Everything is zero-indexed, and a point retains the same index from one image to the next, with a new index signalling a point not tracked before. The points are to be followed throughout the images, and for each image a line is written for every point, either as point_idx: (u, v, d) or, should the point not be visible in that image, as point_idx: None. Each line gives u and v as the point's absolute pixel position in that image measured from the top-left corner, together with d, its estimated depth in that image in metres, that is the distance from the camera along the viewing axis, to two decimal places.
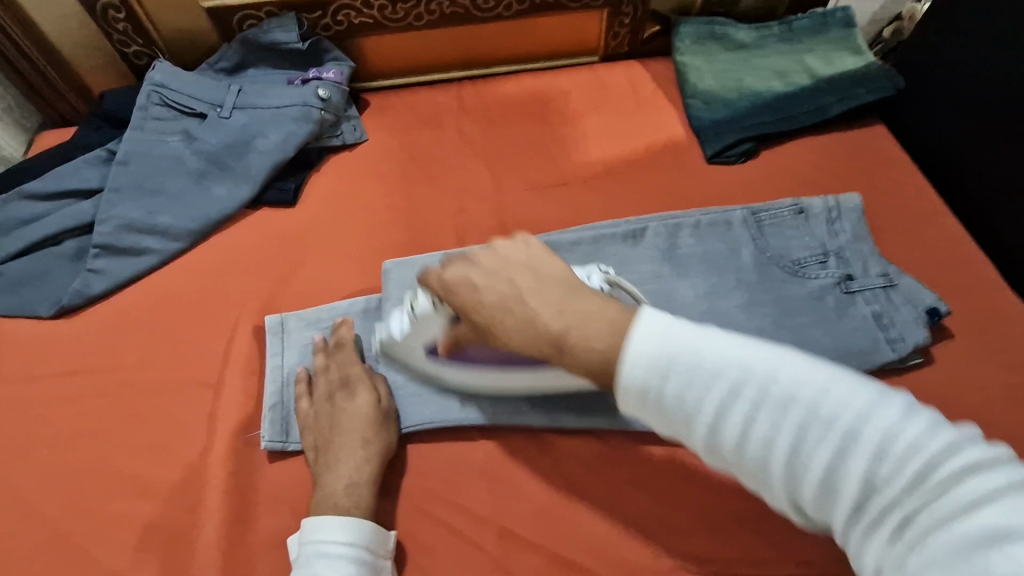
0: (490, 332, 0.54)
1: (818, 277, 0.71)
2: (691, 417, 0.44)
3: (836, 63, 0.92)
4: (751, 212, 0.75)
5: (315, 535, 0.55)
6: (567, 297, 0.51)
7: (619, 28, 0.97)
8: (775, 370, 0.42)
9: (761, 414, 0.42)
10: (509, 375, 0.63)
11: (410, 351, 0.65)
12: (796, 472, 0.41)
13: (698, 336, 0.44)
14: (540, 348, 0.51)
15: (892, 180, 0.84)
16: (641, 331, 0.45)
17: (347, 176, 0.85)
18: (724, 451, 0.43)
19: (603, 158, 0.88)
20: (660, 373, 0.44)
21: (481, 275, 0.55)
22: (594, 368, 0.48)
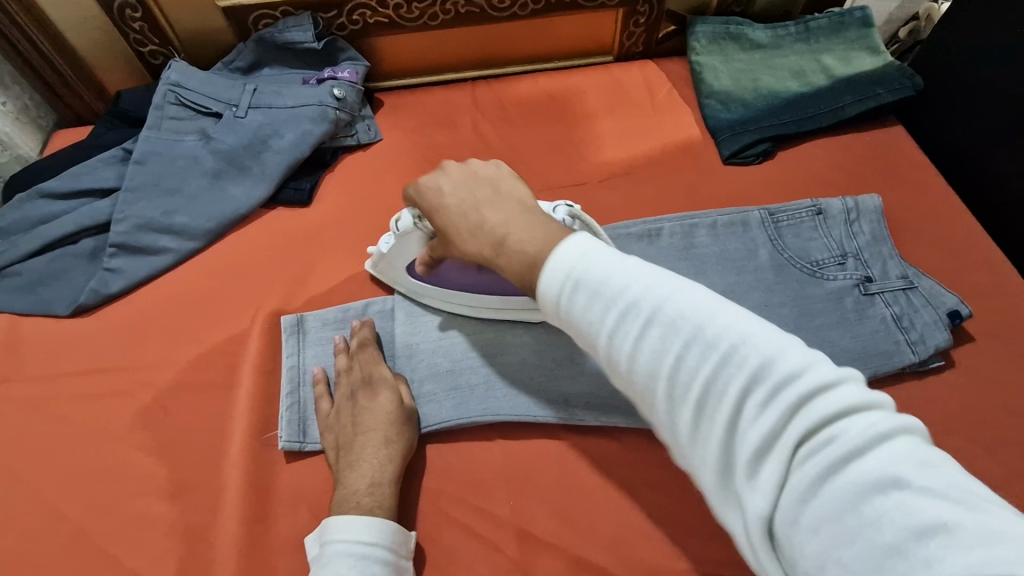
0: (446, 236, 0.57)
1: (836, 277, 0.70)
2: (592, 328, 0.44)
3: (854, 63, 0.92)
4: (768, 212, 0.75)
5: (340, 535, 0.54)
6: (518, 209, 0.54)
7: (634, 28, 0.96)
8: (677, 294, 0.42)
9: (654, 332, 0.42)
10: (479, 299, 0.69)
11: (391, 265, 0.69)
12: (678, 397, 0.40)
13: (613, 261, 0.45)
14: (483, 251, 0.53)
15: (910, 181, 0.83)
16: (564, 249, 0.46)
17: (362, 176, 0.85)
18: (618, 371, 0.43)
19: (618, 158, 0.88)
20: (571, 289, 0.45)
21: (450, 184, 0.57)
22: (521, 265, 0.50)
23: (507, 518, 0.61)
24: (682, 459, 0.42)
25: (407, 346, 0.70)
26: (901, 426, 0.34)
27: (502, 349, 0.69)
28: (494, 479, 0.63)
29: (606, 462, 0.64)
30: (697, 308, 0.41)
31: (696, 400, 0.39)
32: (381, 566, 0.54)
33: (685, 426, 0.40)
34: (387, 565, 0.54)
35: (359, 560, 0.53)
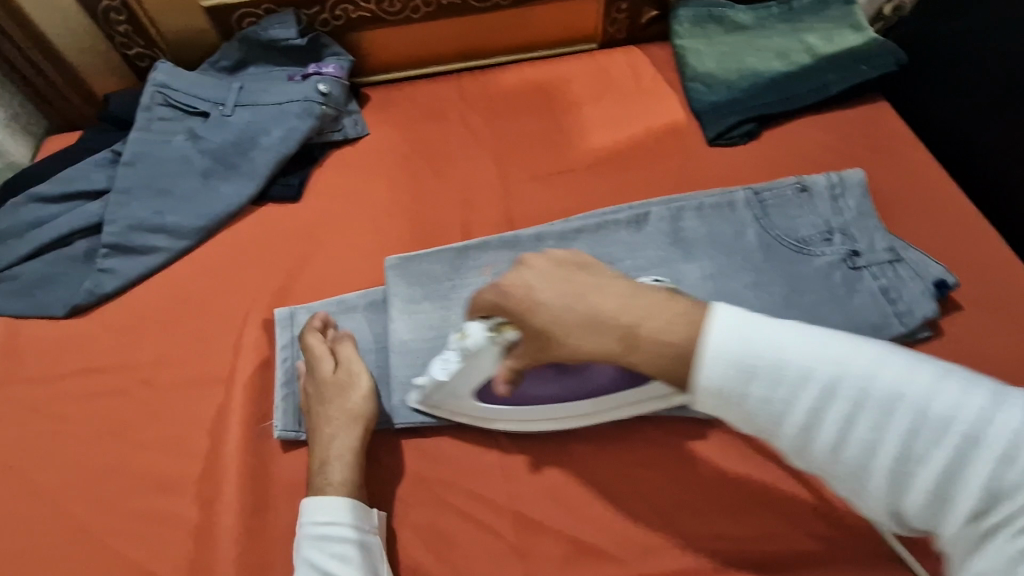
0: (546, 336, 0.52)
1: (824, 254, 0.71)
2: (780, 417, 0.46)
3: (837, 41, 0.90)
4: (754, 192, 0.75)
5: (301, 519, 0.57)
6: (628, 292, 0.51)
7: (617, 14, 0.97)
8: (876, 373, 0.44)
9: (865, 417, 0.43)
10: (567, 407, 0.63)
11: (455, 395, 0.61)
12: (903, 479, 0.43)
13: (791, 343, 0.46)
14: (610, 347, 0.50)
15: (897, 156, 0.83)
16: (721, 332, 0.46)
17: (351, 171, 0.86)
18: (819, 453, 0.45)
19: (605, 144, 0.88)
20: (744, 375, 0.46)
21: (540, 279, 0.53)
22: (664, 359, 0.48)
23: (504, 501, 0.62)
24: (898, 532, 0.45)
25: (401, 341, 0.68)
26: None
27: None
28: (490, 464, 0.64)
29: (601, 443, 0.65)
30: (910, 386, 0.43)
31: (927, 482, 0.41)
32: (353, 545, 0.56)
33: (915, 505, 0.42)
34: (359, 544, 0.56)
35: (331, 539, 0.56)
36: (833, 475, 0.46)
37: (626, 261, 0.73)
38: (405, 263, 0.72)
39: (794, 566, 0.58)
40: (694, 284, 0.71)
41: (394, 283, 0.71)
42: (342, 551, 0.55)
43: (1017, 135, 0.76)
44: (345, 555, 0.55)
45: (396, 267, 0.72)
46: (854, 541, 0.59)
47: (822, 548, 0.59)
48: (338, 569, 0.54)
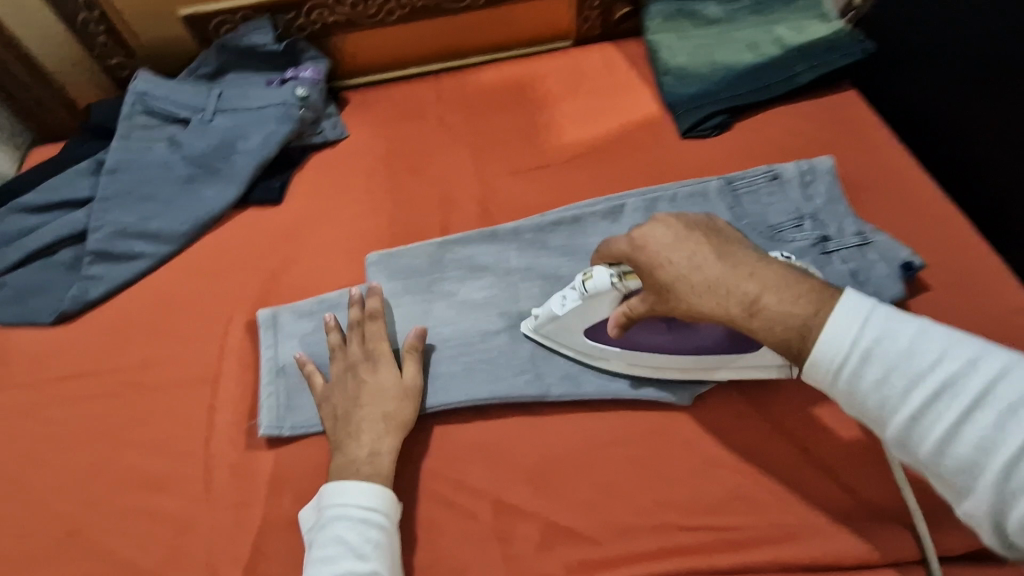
0: (669, 292, 0.56)
1: (794, 239, 0.72)
2: (887, 404, 0.45)
3: (807, 31, 0.92)
4: (727, 180, 0.77)
5: (336, 499, 0.56)
6: (757, 265, 0.54)
7: (590, 11, 0.98)
8: (1006, 375, 0.41)
9: (987, 417, 0.41)
10: (670, 360, 0.65)
11: (569, 332, 0.65)
12: (1022, 492, 0.39)
13: (914, 334, 0.45)
14: (727, 310, 0.54)
15: (865, 142, 0.85)
16: (843, 314, 0.48)
17: (332, 173, 0.87)
18: (931, 453, 0.43)
19: (582, 139, 0.89)
20: (859, 358, 0.47)
21: (674, 238, 0.56)
22: (785, 328, 0.52)
23: (485, 489, 0.63)
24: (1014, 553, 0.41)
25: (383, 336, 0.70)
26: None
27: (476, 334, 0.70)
28: (472, 454, 0.65)
29: (579, 429, 0.66)
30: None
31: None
32: (381, 533, 0.55)
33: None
34: (386, 532, 0.56)
35: (362, 524, 0.55)
36: (942, 477, 0.44)
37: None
38: (385, 260, 0.74)
39: (770, 543, 0.59)
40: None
41: (374, 281, 0.73)
42: (370, 537, 0.54)
43: (980, 116, 0.77)
44: (373, 540, 0.54)
45: (377, 264, 0.74)
46: (827, 517, 0.60)
47: (797, 524, 0.60)
48: (372, 555, 0.53)
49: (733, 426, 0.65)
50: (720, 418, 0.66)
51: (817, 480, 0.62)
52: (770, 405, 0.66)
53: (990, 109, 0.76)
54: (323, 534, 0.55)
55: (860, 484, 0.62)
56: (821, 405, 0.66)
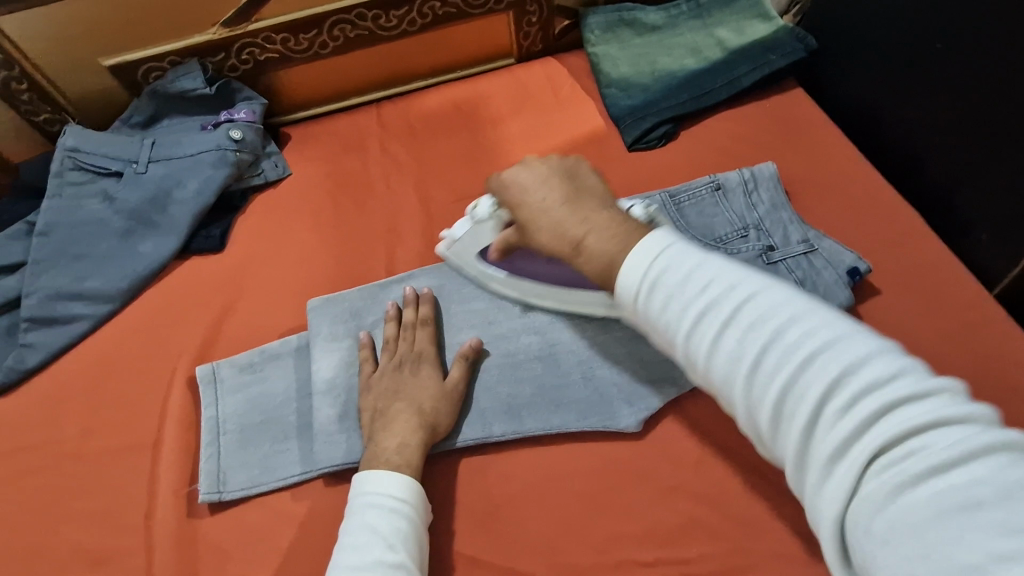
0: (528, 230, 0.61)
1: (740, 250, 0.71)
2: (668, 326, 0.46)
3: (747, 32, 0.91)
4: (669, 195, 0.76)
5: (367, 487, 0.57)
6: (593, 213, 0.56)
7: (528, 27, 0.97)
8: (757, 297, 0.43)
9: (740, 335, 0.42)
10: (543, 290, 0.70)
11: (461, 253, 0.71)
12: (760, 396, 0.41)
13: (696, 264, 0.46)
14: (563, 248, 0.57)
15: (812, 142, 0.84)
16: (642, 249, 0.49)
17: (273, 214, 0.85)
18: (699, 368, 0.45)
19: (527, 158, 0.87)
20: (649, 283, 0.47)
21: (535, 182, 0.62)
22: (600, 264, 0.53)
23: (440, 537, 0.62)
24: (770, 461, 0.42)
25: (325, 383, 0.68)
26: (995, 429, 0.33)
27: None
28: None
29: (533, 464, 0.64)
30: (790, 316, 0.41)
31: (780, 404, 0.39)
32: (411, 526, 0.55)
33: (767, 427, 0.40)
34: (415, 528, 0.56)
35: (394, 514, 0.55)
36: (713, 392, 0.45)
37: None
38: (327, 304, 0.73)
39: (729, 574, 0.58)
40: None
41: (315, 326, 0.72)
42: (401, 529, 0.54)
43: (921, 107, 0.76)
44: (401, 531, 0.54)
45: (318, 307, 0.73)
46: (788, 542, 0.58)
47: (758, 552, 0.58)
48: (399, 544, 0.53)
49: (689, 451, 0.64)
50: (674, 445, 0.64)
51: (778, 502, 0.60)
52: (725, 425, 0.65)
53: (931, 101, 0.74)
54: (354, 519, 0.55)
55: None
56: None
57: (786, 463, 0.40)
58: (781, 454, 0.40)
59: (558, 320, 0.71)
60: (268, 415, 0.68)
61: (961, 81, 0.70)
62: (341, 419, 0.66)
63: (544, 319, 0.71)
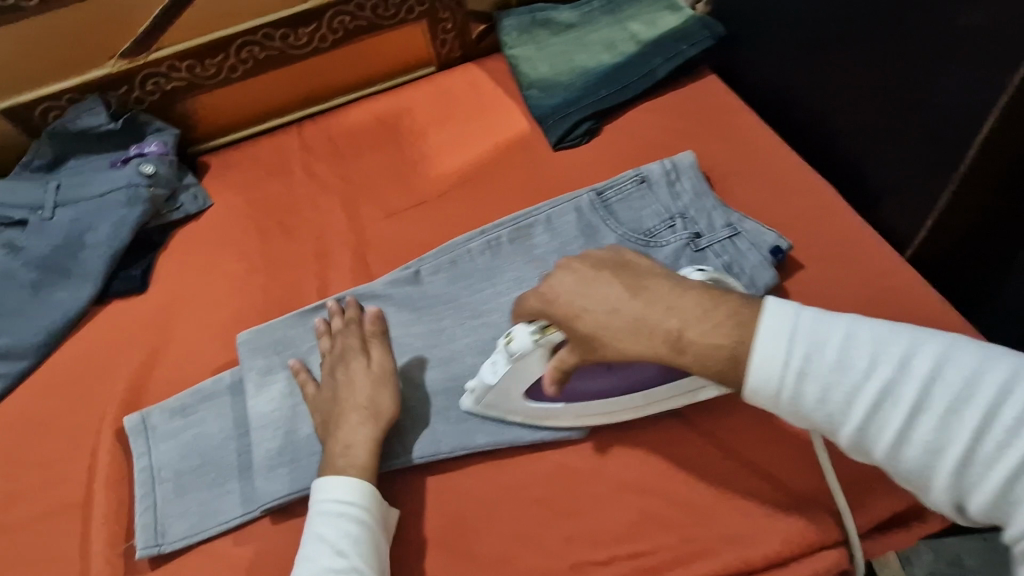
0: (594, 341, 0.52)
1: (668, 242, 0.72)
2: (835, 418, 0.45)
3: (658, 24, 0.93)
4: (597, 192, 0.77)
5: (319, 495, 0.58)
6: (675, 299, 0.51)
7: (444, 35, 0.96)
8: (934, 373, 0.42)
9: (928, 419, 0.42)
10: (616, 402, 0.62)
11: (507, 394, 0.61)
12: (972, 477, 0.41)
13: (846, 341, 0.45)
14: (654, 348, 0.50)
15: (729, 128, 0.86)
16: (769, 332, 0.47)
17: (196, 249, 0.82)
18: (881, 453, 0.44)
19: (455, 168, 0.86)
20: (796, 375, 0.46)
21: (584, 284, 0.54)
22: (716, 360, 0.48)
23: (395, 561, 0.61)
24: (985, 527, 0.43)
25: (262, 418, 0.66)
26: None
27: None
28: None
29: (482, 474, 0.64)
30: (980, 388, 0.41)
31: (1001, 487, 0.39)
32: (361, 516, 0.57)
33: (982, 506, 0.41)
34: (366, 518, 0.57)
35: (342, 510, 0.57)
36: (900, 474, 0.44)
37: (479, 291, 0.73)
38: (258, 335, 0.70)
39: (681, 561, 0.58)
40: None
41: (247, 360, 0.69)
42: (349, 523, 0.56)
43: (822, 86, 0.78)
44: (353, 535, 0.55)
45: (247, 342, 0.70)
46: (735, 523, 0.59)
47: (707, 535, 0.59)
48: (350, 548, 0.54)
49: (634, 442, 0.65)
50: (619, 441, 0.65)
51: (721, 484, 0.62)
52: (668, 415, 0.66)
53: (828, 80, 0.77)
54: (308, 529, 0.57)
55: (765, 482, 0.61)
56: (716, 403, 0.66)
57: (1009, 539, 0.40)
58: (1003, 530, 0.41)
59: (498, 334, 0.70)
60: (205, 458, 0.66)
61: (851, 55, 0.72)
62: (280, 454, 0.64)
63: (485, 336, 0.70)
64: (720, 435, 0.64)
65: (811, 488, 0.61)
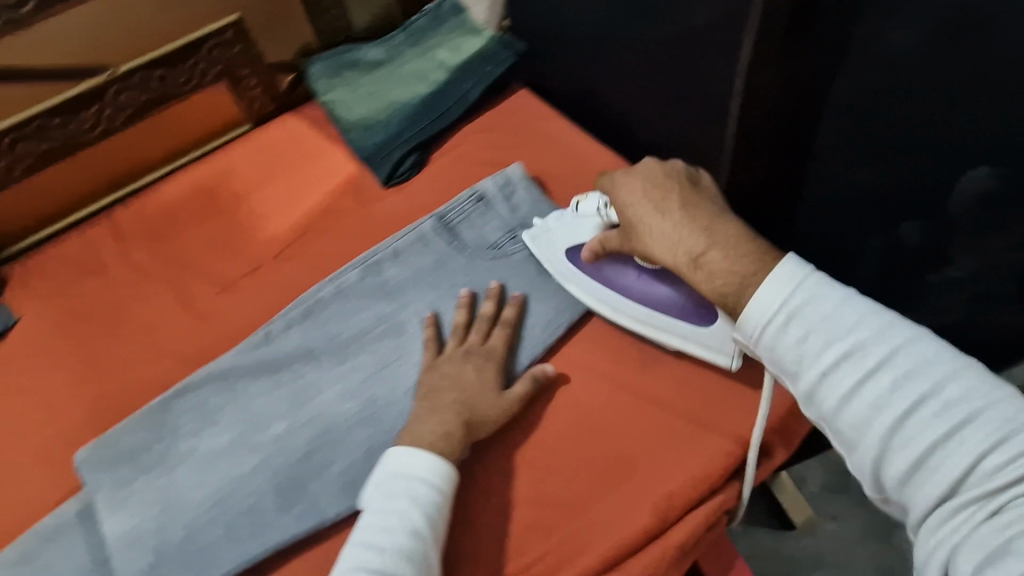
0: (637, 233, 0.63)
1: (514, 251, 0.77)
2: (804, 361, 0.46)
3: (462, 48, 0.96)
4: (438, 218, 0.79)
5: (425, 479, 0.57)
6: (710, 224, 0.57)
7: (250, 91, 0.93)
8: (905, 346, 0.44)
9: (884, 382, 0.44)
10: (621, 306, 0.70)
11: (552, 248, 0.74)
12: (901, 445, 0.43)
13: (844, 300, 0.47)
14: (675, 258, 0.59)
15: (545, 134, 0.91)
16: (778, 279, 0.49)
17: (9, 375, 0.73)
18: (829, 407, 0.46)
19: (288, 224, 0.84)
20: (786, 316, 0.48)
21: (646, 188, 0.63)
22: (723, 281, 0.55)
23: None
24: (884, 496, 0.45)
25: (123, 537, 0.60)
26: None
27: (239, 484, 0.62)
28: None
29: None
30: (942, 372, 0.43)
31: (922, 456, 0.42)
32: (407, 506, 0.56)
33: (897, 470, 0.43)
34: (437, 510, 0.57)
35: (387, 499, 0.56)
36: (835, 431, 0.46)
37: (340, 335, 0.72)
38: (100, 450, 0.65)
39: (578, 554, 0.60)
40: (415, 330, 0.72)
41: (94, 481, 0.63)
42: (390, 517, 0.55)
43: (606, 89, 0.85)
44: (436, 533, 0.56)
45: (88, 460, 0.65)
46: (619, 501, 0.62)
47: (596, 522, 0.61)
48: (431, 548, 0.55)
49: (509, 456, 0.65)
50: (499, 454, 0.65)
51: (599, 469, 0.64)
52: (539, 417, 0.67)
53: (609, 84, 0.83)
54: (400, 504, 0.56)
55: (638, 456, 0.64)
56: (581, 393, 0.68)
57: (909, 507, 0.43)
58: (905, 500, 0.43)
59: (370, 376, 0.69)
60: None
61: (619, 58, 0.78)
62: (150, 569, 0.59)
63: (356, 382, 0.69)
64: (587, 427, 0.66)
65: (679, 450, 0.64)
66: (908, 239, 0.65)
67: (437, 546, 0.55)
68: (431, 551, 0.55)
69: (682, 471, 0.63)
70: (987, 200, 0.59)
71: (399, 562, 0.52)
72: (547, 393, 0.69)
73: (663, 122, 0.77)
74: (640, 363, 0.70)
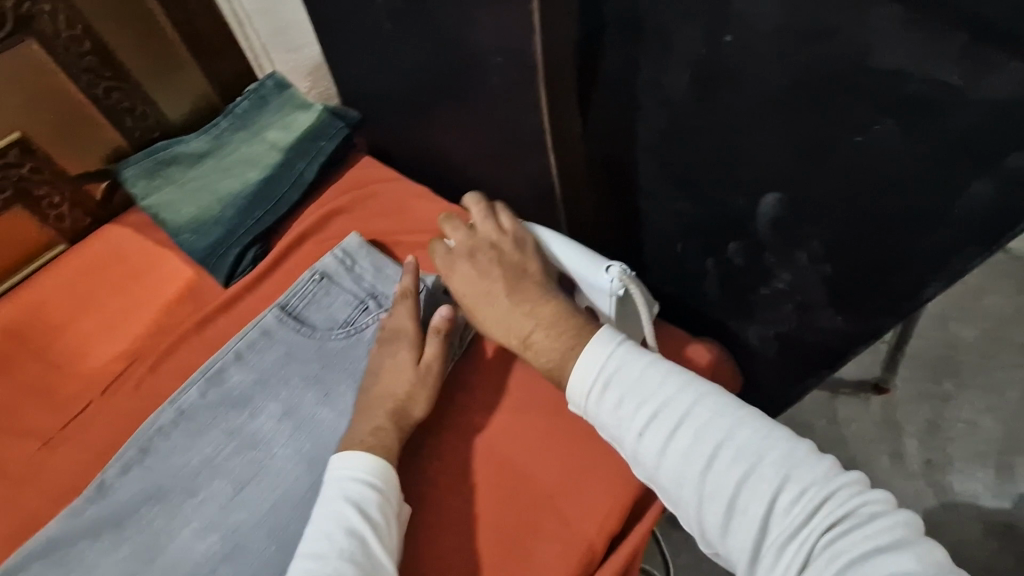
0: (474, 316, 0.65)
1: (367, 323, 0.72)
2: (624, 423, 0.51)
3: (290, 126, 0.91)
4: (281, 307, 0.73)
5: (359, 478, 0.57)
6: (533, 309, 0.61)
7: (55, 209, 0.83)
8: (699, 404, 0.50)
9: (685, 437, 0.48)
10: None
11: None
12: (711, 493, 0.46)
13: (648, 366, 0.53)
14: (510, 340, 0.62)
15: (391, 200, 0.88)
16: (592, 350, 0.54)
17: None
18: (652, 467, 0.50)
19: (121, 349, 0.76)
20: (604, 383, 0.53)
21: (474, 270, 0.65)
22: (546, 359, 0.58)
23: None
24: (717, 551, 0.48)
25: None
26: (898, 521, 0.42)
27: None
28: None
29: None
30: (733, 418, 0.48)
31: (727, 504, 0.45)
32: (342, 506, 0.55)
33: (718, 520, 0.46)
34: (376, 504, 0.56)
35: (325, 504, 0.57)
36: (662, 490, 0.50)
37: (187, 463, 0.64)
38: None
39: None
40: (273, 434, 0.65)
41: None
42: (326, 522, 0.55)
43: (440, 149, 0.84)
44: (379, 528, 0.55)
45: None
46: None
47: None
48: (374, 543, 0.54)
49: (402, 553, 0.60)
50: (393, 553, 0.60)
51: (495, 546, 0.59)
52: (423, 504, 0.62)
53: (441, 145, 0.83)
54: (340, 506, 0.56)
55: (535, 520, 0.60)
56: (465, 466, 0.64)
57: (736, 556, 0.46)
58: (732, 549, 0.46)
59: (229, 501, 0.61)
60: None
61: (445, 121, 0.77)
62: None
63: (213, 512, 0.61)
64: (475, 500, 0.62)
65: (573, 503, 0.61)
66: (734, 259, 0.64)
67: (381, 541, 0.55)
68: (376, 549, 0.54)
69: (585, 524, 0.60)
70: (781, 226, 0.59)
71: (339, 563, 0.52)
72: (431, 474, 0.64)
73: (499, 177, 0.77)
74: (523, 415, 0.66)
